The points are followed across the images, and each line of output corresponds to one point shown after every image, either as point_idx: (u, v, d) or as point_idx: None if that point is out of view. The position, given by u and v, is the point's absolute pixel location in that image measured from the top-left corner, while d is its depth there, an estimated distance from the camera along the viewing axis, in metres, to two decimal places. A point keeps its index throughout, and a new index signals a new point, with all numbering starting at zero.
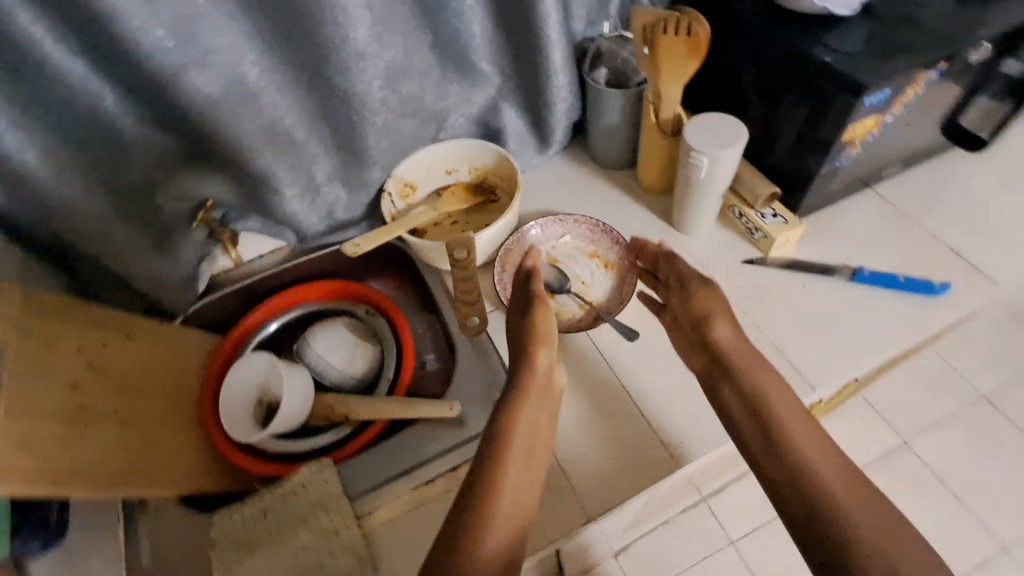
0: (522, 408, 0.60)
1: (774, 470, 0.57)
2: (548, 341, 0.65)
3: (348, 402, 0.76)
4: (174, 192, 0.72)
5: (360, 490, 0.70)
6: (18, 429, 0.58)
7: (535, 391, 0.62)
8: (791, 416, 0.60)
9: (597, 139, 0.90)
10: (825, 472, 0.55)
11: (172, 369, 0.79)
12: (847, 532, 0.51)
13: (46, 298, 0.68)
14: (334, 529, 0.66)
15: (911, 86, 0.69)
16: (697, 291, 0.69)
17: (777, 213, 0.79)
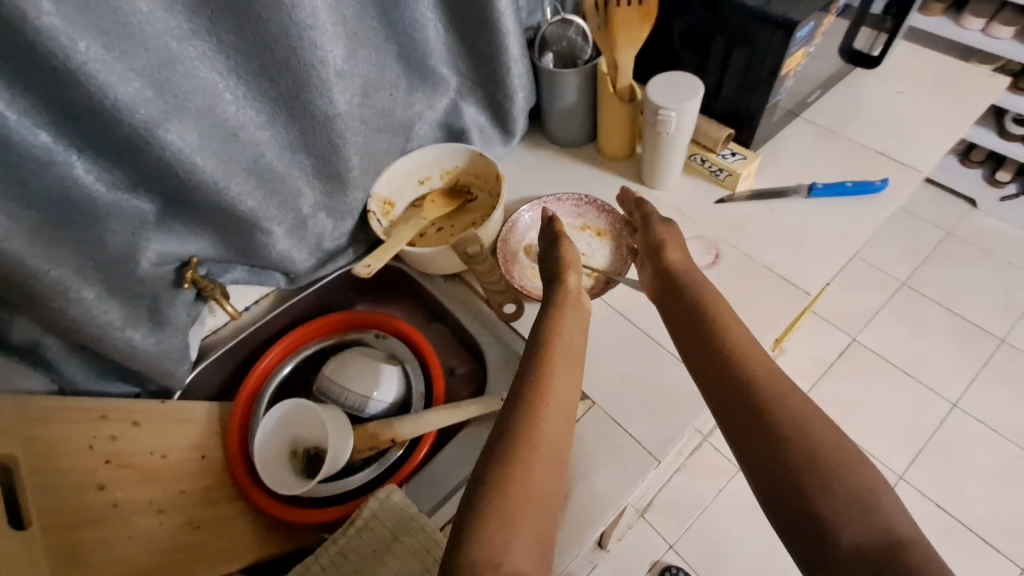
0: (563, 326, 0.61)
1: (710, 382, 0.55)
2: (576, 266, 0.67)
3: (392, 424, 0.73)
4: (157, 256, 0.67)
5: (434, 504, 0.71)
6: (59, 543, 0.56)
7: (569, 309, 0.63)
8: (733, 326, 0.58)
9: (555, 120, 0.95)
10: (762, 379, 0.53)
11: (191, 445, 0.72)
12: (783, 438, 0.49)
13: (45, 406, 0.63)
14: (424, 548, 0.63)
15: (826, 18, 0.79)
16: (657, 227, 0.74)
17: (734, 152, 0.88)
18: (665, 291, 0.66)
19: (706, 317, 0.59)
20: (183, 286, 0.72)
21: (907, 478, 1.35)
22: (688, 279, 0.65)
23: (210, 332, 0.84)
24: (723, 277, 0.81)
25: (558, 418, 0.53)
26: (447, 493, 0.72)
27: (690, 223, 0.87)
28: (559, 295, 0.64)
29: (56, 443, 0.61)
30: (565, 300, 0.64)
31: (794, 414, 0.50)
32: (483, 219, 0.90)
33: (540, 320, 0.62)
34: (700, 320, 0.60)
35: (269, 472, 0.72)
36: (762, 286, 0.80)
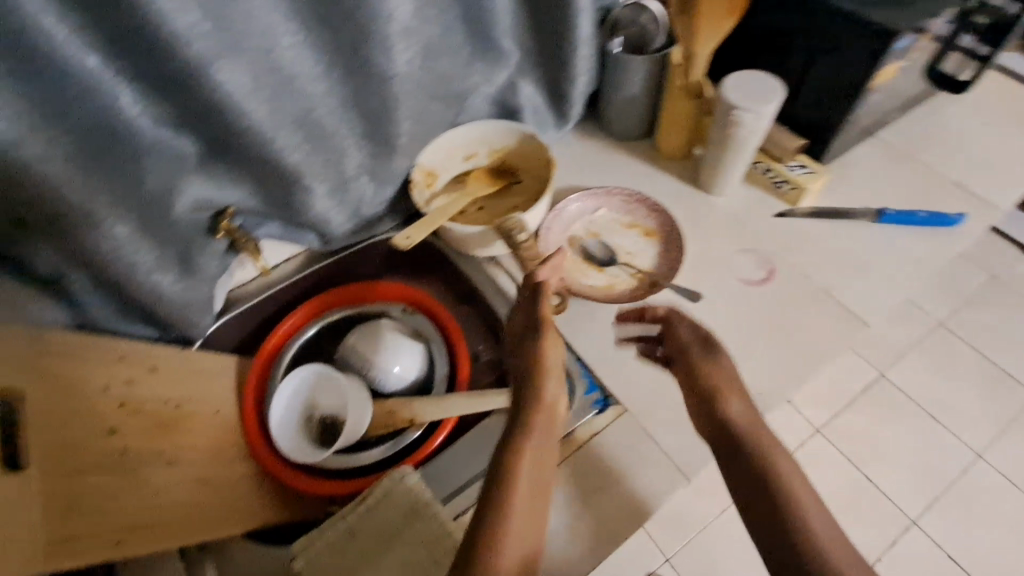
0: (528, 448, 0.56)
1: (732, 474, 0.57)
2: (557, 373, 0.61)
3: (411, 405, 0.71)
4: (192, 201, 0.65)
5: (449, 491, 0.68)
6: (58, 491, 0.52)
7: (539, 419, 0.58)
8: (753, 423, 0.59)
9: (614, 110, 0.90)
10: (783, 476, 0.55)
11: (206, 399, 0.70)
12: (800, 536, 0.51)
13: (66, 340, 0.61)
14: (436, 538, 0.60)
15: (927, 31, 0.74)
16: (699, 362, 0.65)
17: (803, 164, 0.83)
18: (691, 385, 0.64)
19: (723, 415, 0.60)
20: (216, 235, 0.70)
21: (920, 523, 1.30)
22: (705, 381, 0.63)
23: (238, 286, 0.82)
24: (776, 295, 0.76)
25: (530, 480, 0.55)
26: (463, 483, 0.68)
27: (746, 234, 0.82)
28: (530, 406, 0.58)
29: (69, 381, 0.59)
30: (534, 410, 0.58)
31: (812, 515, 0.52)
32: (525, 204, 0.85)
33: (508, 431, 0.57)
34: (720, 414, 0.60)
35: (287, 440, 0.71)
36: (817, 310, 0.75)
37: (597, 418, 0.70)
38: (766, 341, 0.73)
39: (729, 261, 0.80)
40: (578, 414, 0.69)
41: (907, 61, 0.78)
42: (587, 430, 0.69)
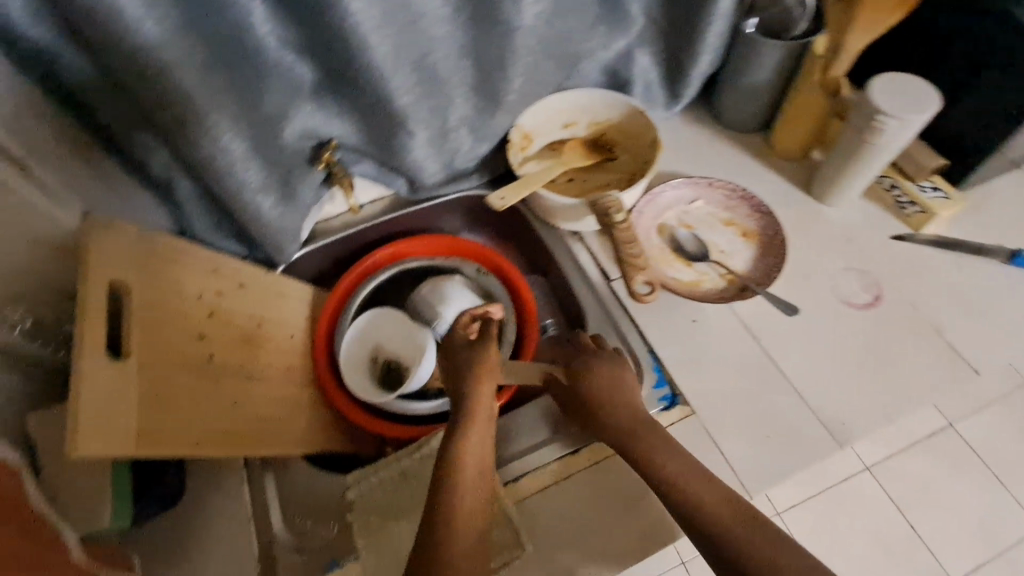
0: (472, 451, 0.54)
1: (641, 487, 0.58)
2: (492, 379, 0.59)
3: None
4: (300, 127, 0.65)
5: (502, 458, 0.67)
6: (152, 382, 0.54)
7: (476, 429, 0.56)
8: (647, 429, 0.60)
9: (731, 97, 0.84)
10: (676, 477, 0.55)
11: (284, 323, 0.73)
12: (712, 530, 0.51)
13: (173, 245, 0.63)
14: None
15: None
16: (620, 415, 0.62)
17: (936, 187, 0.75)
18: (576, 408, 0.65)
19: (611, 424, 0.61)
20: (316, 165, 0.70)
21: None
22: (619, 407, 0.62)
23: (323, 219, 0.84)
24: (877, 323, 0.71)
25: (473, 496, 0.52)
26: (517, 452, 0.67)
27: (855, 253, 0.76)
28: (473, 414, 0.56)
29: (170, 282, 0.61)
30: (480, 419, 0.56)
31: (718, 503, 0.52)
32: (620, 183, 0.82)
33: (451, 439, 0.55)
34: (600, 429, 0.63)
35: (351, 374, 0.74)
36: (919, 347, 0.70)
37: (661, 413, 0.67)
38: (856, 369, 0.69)
39: (831, 278, 0.74)
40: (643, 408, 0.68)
41: None
42: (605, 446, 0.66)
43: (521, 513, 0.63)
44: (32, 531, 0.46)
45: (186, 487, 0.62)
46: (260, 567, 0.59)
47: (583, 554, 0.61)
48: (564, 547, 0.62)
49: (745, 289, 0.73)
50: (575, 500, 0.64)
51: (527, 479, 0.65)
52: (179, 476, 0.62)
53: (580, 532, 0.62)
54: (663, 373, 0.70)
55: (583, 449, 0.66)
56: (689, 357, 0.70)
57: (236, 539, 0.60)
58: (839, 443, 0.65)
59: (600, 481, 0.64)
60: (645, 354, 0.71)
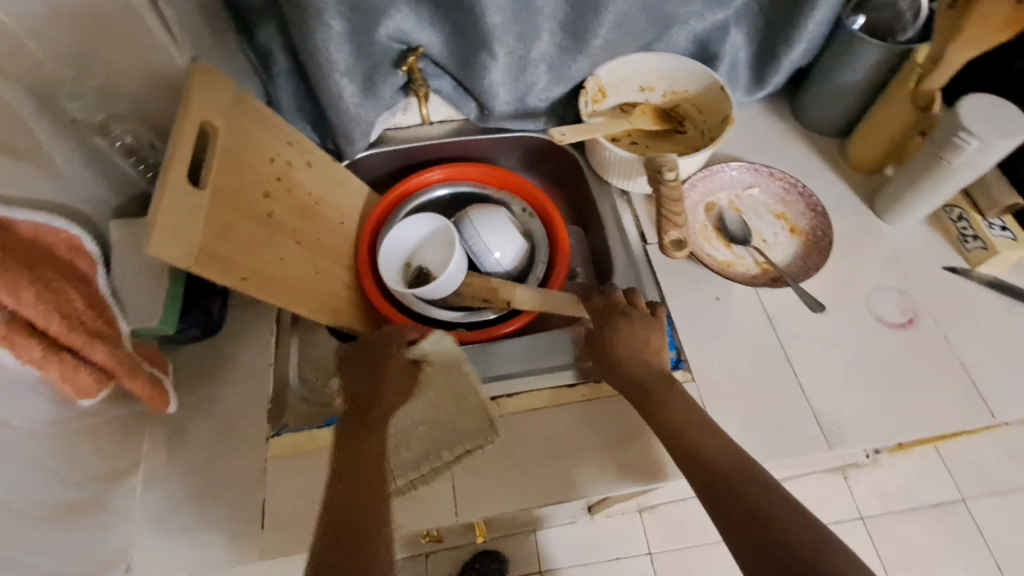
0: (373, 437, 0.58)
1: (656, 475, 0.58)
2: (399, 380, 0.65)
3: (513, 289, 0.73)
4: (395, 26, 0.69)
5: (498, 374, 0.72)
6: (219, 217, 0.60)
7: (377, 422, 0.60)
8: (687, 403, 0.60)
9: (817, 95, 0.83)
10: (716, 462, 0.54)
11: (338, 208, 0.79)
12: (751, 515, 0.49)
13: (256, 107, 0.69)
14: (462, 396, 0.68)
15: None
16: (649, 375, 0.64)
17: (1006, 227, 0.73)
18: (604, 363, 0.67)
19: (639, 375, 0.64)
20: (400, 68, 0.74)
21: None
22: (639, 365, 0.65)
23: (393, 127, 0.88)
24: (906, 346, 0.71)
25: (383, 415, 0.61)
26: (513, 372, 0.72)
27: (900, 275, 0.75)
28: (381, 402, 0.62)
29: (250, 139, 0.67)
30: (382, 407, 0.62)
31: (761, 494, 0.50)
32: (682, 154, 0.84)
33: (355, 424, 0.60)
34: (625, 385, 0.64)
35: (389, 262, 0.81)
36: (942, 379, 0.69)
37: None
38: (866, 382, 0.69)
39: (869, 294, 0.74)
40: None
41: None
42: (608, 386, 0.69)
43: (505, 425, 0.68)
44: (94, 308, 0.54)
45: (223, 324, 0.70)
46: (273, 407, 0.67)
47: (559, 470, 0.65)
48: (537, 462, 0.66)
49: (778, 280, 0.74)
50: (559, 426, 0.68)
51: (521, 395, 0.69)
52: (221, 313, 0.70)
53: (562, 451, 0.66)
54: (675, 338, 0.72)
55: (581, 384, 0.70)
56: (706, 331, 0.72)
57: (258, 376, 0.68)
58: (831, 446, 0.65)
59: (590, 414, 0.68)
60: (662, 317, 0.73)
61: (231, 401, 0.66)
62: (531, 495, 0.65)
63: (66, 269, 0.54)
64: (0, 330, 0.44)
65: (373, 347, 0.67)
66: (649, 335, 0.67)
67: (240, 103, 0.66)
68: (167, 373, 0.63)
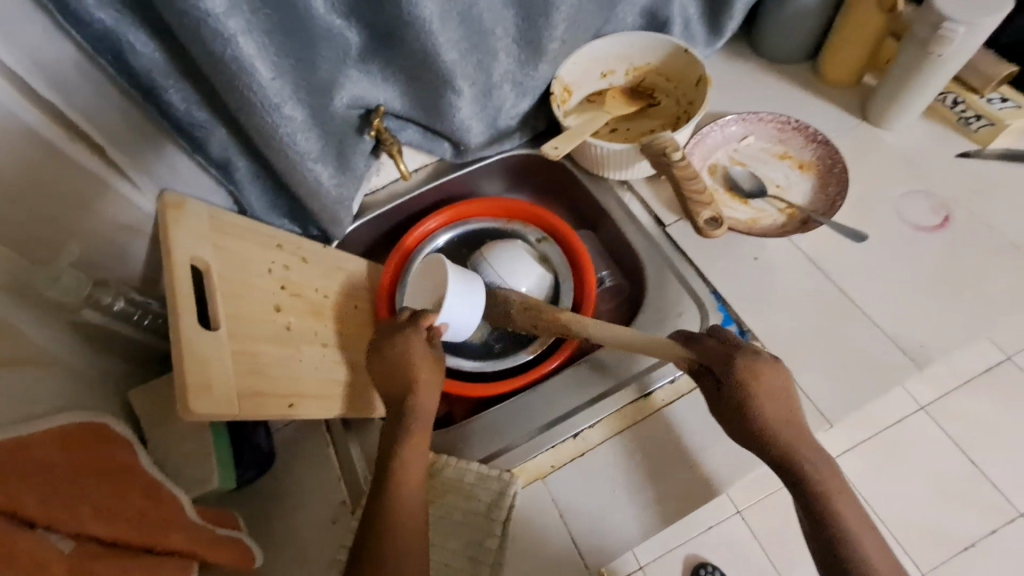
0: (414, 471, 0.57)
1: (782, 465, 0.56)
2: (431, 375, 0.61)
3: (591, 325, 0.63)
4: (352, 95, 0.65)
5: (538, 425, 0.67)
6: (245, 353, 0.56)
7: (417, 431, 0.59)
8: (803, 444, 0.55)
9: (777, 26, 0.81)
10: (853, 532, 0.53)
11: (348, 294, 0.74)
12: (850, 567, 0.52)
13: (235, 222, 0.64)
14: (467, 495, 0.62)
15: None
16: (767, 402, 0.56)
17: (1005, 98, 0.73)
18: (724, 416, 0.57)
19: (748, 424, 0.56)
20: (366, 133, 0.70)
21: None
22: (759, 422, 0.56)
23: (370, 191, 0.84)
24: (951, 243, 0.69)
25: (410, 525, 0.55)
26: (550, 421, 0.67)
27: (918, 175, 0.74)
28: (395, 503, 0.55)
29: (244, 259, 0.63)
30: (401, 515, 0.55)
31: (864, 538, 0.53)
32: (666, 127, 0.81)
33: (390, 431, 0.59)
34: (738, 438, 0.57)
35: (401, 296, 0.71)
36: (1000, 265, 0.67)
37: None
38: (927, 292, 0.67)
39: (897, 203, 0.72)
40: None
41: None
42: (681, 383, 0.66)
43: (598, 457, 0.65)
44: (148, 496, 0.50)
45: (276, 453, 0.67)
46: (350, 499, 0.64)
47: (670, 489, 0.62)
48: (646, 483, 0.63)
49: (809, 220, 0.72)
50: (652, 441, 0.64)
51: (565, 444, 0.65)
52: (270, 444, 0.67)
53: (659, 474, 0.63)
54: (729, 312, 0.69)
55: (625, 407, 0.66)
56: (757, 293, 0.69)
57: (330, 492, 0.65)
58: (921, 366, 0.63)
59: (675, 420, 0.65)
60: (709, 294, 0.70)
61: (311, 528, 0.63)
62: (652, 517, 0.61)
63: (111, 464, 0.49)
64: (76, 560, 0.40)
65: (398, 346, 0.62)
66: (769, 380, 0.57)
67: (219, 219, 0.62)
68: (241, 530, 0.59)
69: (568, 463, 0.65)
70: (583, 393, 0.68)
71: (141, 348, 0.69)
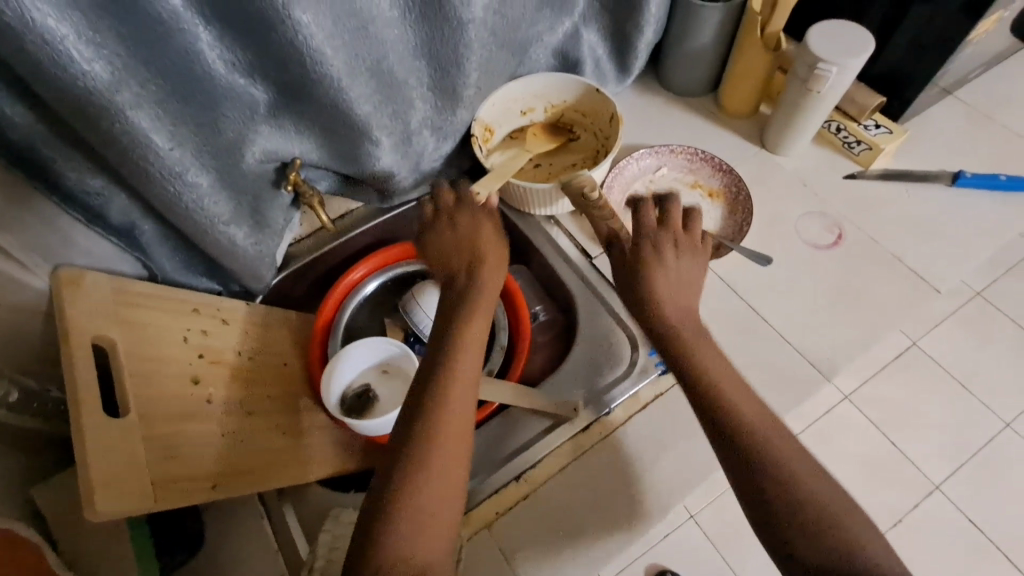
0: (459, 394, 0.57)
1: (731, 401, 0.57)
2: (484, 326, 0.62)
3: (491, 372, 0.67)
4: (264, 155, 0.63)
5: (483, 473, 0.67)
6: (159, 435, 0.53)
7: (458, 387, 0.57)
8: (728, 381, 0.58)
9: (679, 63, 0.87)
10: (783, 461, 0.53)
11: (274, 352, 0.71)
12: (773, 526, 0.51)
13: (143, 290, 0.60)
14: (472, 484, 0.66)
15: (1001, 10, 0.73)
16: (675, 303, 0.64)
17: (879, 124, 0.81)
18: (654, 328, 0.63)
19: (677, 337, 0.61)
20: (282, 187, 0.67)
21: (944, 489, 1.12)
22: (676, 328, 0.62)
23: (294, 241, 0.82)
24: (844, 259, 0.75)
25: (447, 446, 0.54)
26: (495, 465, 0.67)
27: (813, 197, 0.80)
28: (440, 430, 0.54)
29: (156, 330, 0.59)
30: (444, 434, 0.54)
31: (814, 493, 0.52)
32: (586, 161, 0.84)
33: (426, 381, 0.57)
34: (688, 375, 0.59)
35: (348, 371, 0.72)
36: (888, 276, 0.74)
37: (663, 376, 0.70)
38: (829, 305, 0.73)
39: (796, 224, 0.78)
40: (641, 375, 0.70)
41: (986, 36, 0.78)
42: (618, 415, 0.68)
43: (541, 497, 0.65)
44: None
45: (205, 533, 0.63)
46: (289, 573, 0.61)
47: (612, 522, 0.63)
48: (585, 519, 0.63)
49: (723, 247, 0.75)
50: (592, 477, 0.65)
51: (510, 488, 0.65)
52: (198, 524, 0.63)
53: (601, 506, 0.64)
54: None
55: (565, 441, 0.67)
56: None
57: (266, 567, 0.61)
58: (829, 378, 0.68)
59: (614, 448, 0.67)
60: (636, 325, 0.73)
61: None
62: (592, 554, 0.61)
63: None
64: None
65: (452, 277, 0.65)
66: (683, 270, 0.65)
67: (124, 291, 0.58)
68: None
69: (513, 507, 0.65)
70: (526, 432, 0.69)
71: (44, 435, 0.63)
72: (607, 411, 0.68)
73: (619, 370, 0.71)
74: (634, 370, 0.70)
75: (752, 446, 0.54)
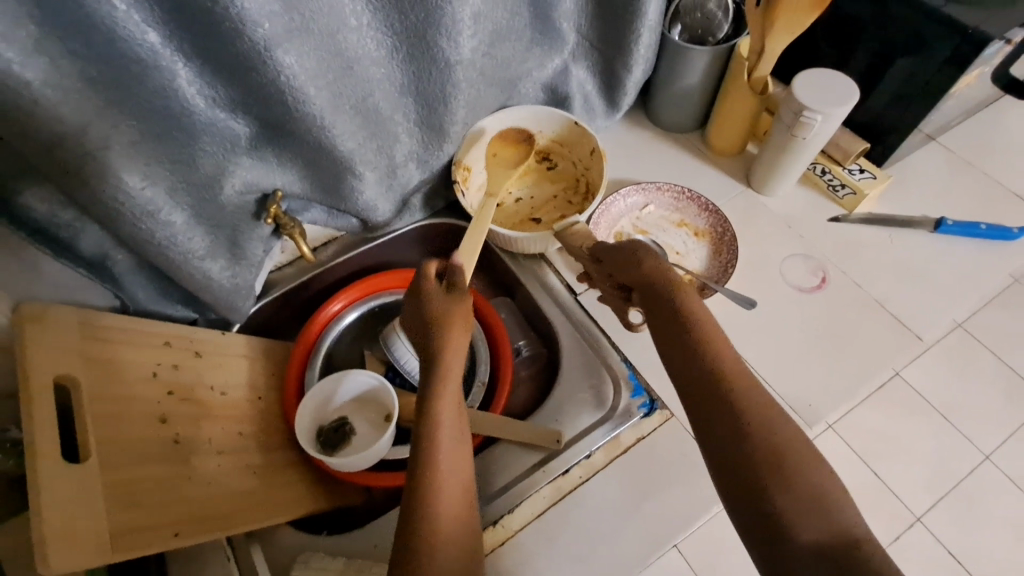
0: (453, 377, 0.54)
1: (747, 409, 0.52)
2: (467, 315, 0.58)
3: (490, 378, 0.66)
4: (244, 188, 0.62)
5: None
6: (122, 481, 0.51)
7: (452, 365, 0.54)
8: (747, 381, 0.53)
9: (668, 102, 0.87)
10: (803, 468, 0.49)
11: (248, 386, 0.69)
12: (747, 493, 0.49)
13: (114, 324, 0.59)
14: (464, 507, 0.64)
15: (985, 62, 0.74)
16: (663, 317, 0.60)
17: (863, 169, 0.81)
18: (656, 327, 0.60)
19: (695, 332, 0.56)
20: (263, 220, 0.66)
21: (925, 521, 1.04)
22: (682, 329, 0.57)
23: (275, 268, 0.80)
24: (827, 304, 0.75)
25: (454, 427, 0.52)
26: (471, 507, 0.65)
27: (798, 239, 0.81)
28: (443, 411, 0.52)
29: (124, 367, 0.57)
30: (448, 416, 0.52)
31: (791, 458, 0.49)
32: (566, 191, 0.85)
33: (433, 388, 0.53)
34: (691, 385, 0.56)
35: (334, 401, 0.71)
36: (872, 323, 0.74)
37: (645, 420, 0.69)
38: (812, 351, 0.72)
39: (781, 267, 0.78)
40: (623, 418, 0.69)
41: (967, 88, 0.80)
42: (598, 458, 0.67)
43: (518, 544, 0.63)
44: None
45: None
46: None
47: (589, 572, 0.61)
48: (563, 568, 0.62)
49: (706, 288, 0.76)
50: (570, 523, 0.64)
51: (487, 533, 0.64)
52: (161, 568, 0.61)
53: (578, 554, 0.62)
54: (639, 380, 0.71)
55: (543, 483, 0.66)
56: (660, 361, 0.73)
57: None
58: (812, 426, 0.68)
59: (593, 494, 0.65)
60: (619, 365, 0.72)
61: None
62: None
63: None
64: None
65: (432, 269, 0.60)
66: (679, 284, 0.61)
67: (92, 327, 0.56)
68: None
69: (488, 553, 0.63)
70: (505, 475, 0.68)
71: None
72: (587, 454, 0.67)
73: (600, 412, 0.70)
74: (614, 411, 0.69)
75: (765, 449, 0.50)
